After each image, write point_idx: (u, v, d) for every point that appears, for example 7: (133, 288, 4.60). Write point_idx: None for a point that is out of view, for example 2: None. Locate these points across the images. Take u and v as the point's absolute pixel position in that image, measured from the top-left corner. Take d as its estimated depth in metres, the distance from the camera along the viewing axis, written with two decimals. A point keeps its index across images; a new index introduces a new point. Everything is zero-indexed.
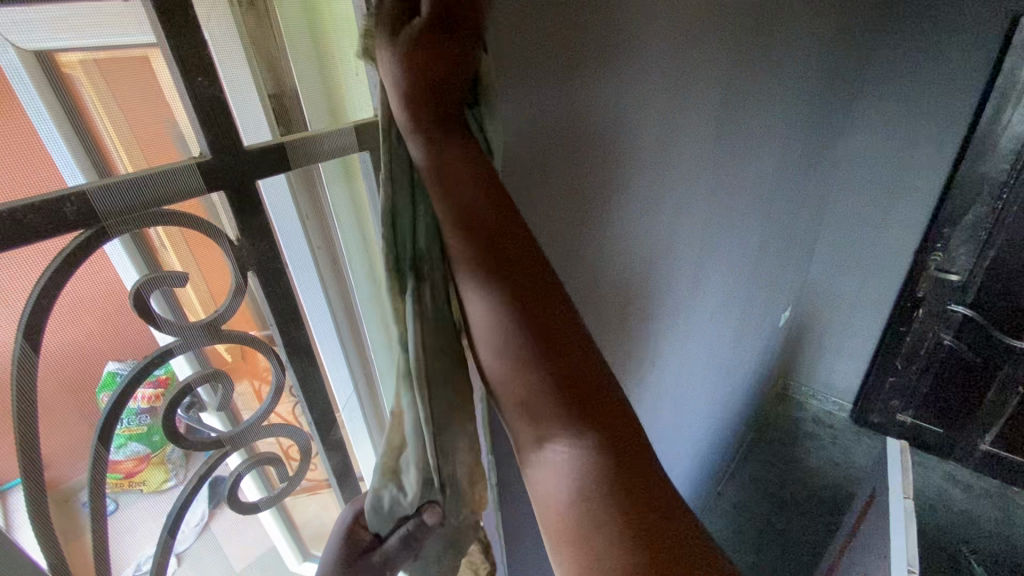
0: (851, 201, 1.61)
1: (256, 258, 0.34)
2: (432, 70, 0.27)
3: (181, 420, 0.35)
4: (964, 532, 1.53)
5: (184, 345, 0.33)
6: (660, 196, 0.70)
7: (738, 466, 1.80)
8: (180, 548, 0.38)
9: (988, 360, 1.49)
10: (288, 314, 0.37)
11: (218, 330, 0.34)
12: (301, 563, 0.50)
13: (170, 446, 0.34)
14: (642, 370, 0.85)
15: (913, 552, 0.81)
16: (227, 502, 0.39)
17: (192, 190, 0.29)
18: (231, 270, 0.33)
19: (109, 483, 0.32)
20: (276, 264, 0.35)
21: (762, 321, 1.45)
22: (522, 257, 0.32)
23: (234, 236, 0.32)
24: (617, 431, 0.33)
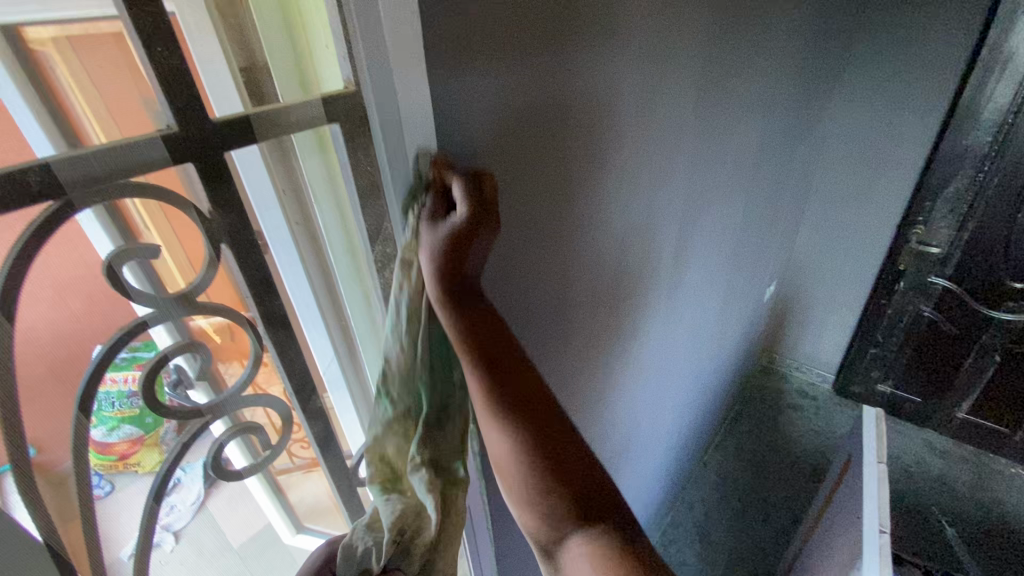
0: (837, 175, 1.62)
1: (228, 231, 0.34)
2: (460, 265, 0.37)
3: (170, 397, 0.36)
4: (940, 495, 1.59)
5: (160, 317, 0.33)
6: (643, 171, 0.71)
7: (723, 437, 1.84)
8: (177, 527, 0.40)
9: (966, 330, 1.53)
10: (264, 287, 0.37)
11: (191, 301, 0.34)
12: (296, 535, 0.52)
13: (162, 428, 0.36)
14: (624, 343, 0.87)
15: (885, 514, 0.84)
16: (218, 474, 0.41)
17: (153, 159, 0.29)
18: (204, 243, 0.34)
19: (103, 464, 0.33)
20: (250, 236, 0.35)
21: (747, 295, 1.48)
22: (531, 391, 0.42)
23: (206, 210, 0.33)
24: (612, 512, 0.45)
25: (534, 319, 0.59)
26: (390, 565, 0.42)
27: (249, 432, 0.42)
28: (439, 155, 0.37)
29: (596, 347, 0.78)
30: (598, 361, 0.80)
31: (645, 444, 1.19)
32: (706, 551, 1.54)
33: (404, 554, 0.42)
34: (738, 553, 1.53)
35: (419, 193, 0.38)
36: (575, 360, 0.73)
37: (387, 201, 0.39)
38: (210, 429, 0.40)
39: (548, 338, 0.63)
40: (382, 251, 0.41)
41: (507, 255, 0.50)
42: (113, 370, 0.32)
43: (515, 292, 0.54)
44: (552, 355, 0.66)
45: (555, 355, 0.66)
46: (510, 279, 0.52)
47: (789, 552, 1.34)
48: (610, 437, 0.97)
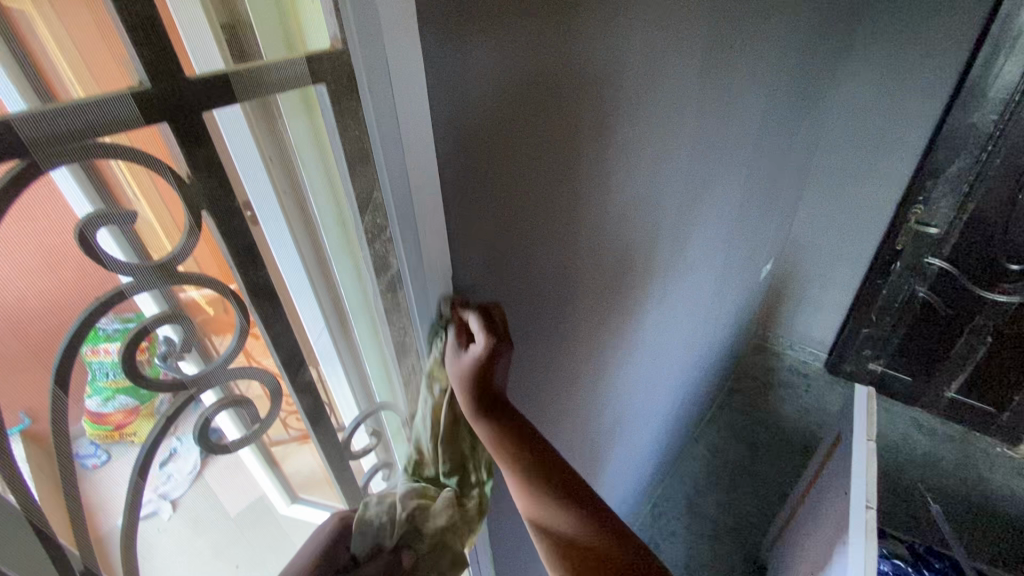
0: (839, 153, 1.60)
1: (207, 197, 0.32)
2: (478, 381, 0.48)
3: (162, 369, 0.34)
4: (925, 472, 1.62)
5: (141, 284, 0.31)
6: (645, 146, 0.69)
7: (714, 414, 1.87)
8: (174, 496, 0.39)
9: (960, 311, 1.54)
10: (249, 258, 0.36)
11: (173, 275, 0.32)
12: (291, 505, 0.50)
13: (157, 398, 0.35)
14: (620, 320, 0.87)
15: (872, 490, 0.86)
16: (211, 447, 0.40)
17: (127, 118, 0.27)
18: (184, 208, 0.31)
19: (98, 433, 0.33)
20: (232, 203, 0.34)
21: (744, 272, 1.47)
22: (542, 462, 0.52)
23: (184, 175, 0.31)
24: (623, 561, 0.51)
25: (529, 294, 0.58)
26: (401, 543, 0.51)
27: (236, 406, 0.40)
28: (456, 298, 0.48)
29: (591, 323, 0.77)
30: (594, 338, 0.80)
31: (638, 420, 1.21)
32: (694, 523, 1.58)
33: (414, 534, 0.51)
34: (726, 525, 1.57)
35: (443, 327, 0.49)
36: (569, 336, 0.72)
37: (377, 168, 0.38)
38: (200, 399, 0.38)
39: (542, 314, 0.63)
40: (372, 222, 0.41)
41: (501, 228, 0.49)
42: (97, 340, 0.31)
43: (509, 267, 0.53)
44: (546, 331, 0.66)
45: (550, 331, 0.66)
46: (504, 254, 0.51)
47: (775, 525, 1.38)
48: (603, 412, 0.98)
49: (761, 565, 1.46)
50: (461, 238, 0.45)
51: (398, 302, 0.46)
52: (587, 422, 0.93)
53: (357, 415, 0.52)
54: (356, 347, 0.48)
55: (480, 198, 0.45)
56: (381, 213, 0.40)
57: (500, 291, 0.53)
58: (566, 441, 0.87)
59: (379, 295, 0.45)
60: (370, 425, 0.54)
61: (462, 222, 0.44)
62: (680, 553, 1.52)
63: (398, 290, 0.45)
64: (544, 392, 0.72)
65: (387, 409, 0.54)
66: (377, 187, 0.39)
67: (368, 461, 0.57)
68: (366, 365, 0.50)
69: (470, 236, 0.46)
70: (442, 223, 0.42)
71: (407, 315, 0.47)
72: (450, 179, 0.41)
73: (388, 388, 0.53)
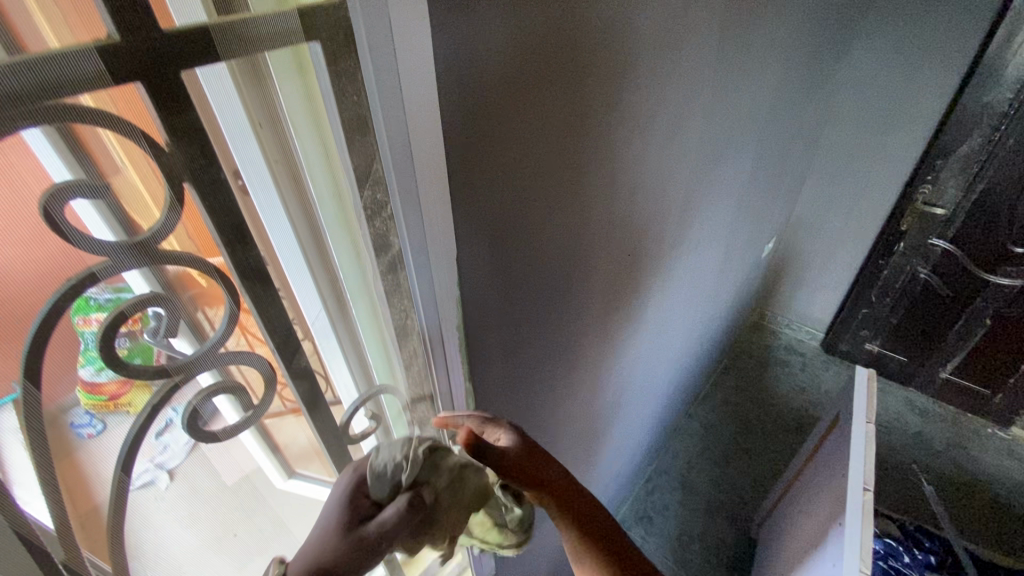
0: (848, 129, 1.56)
1: (189, 168, 0.29)
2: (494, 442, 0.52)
3: (156, 347, 0.33)
4: (916, 452, 1.65)
5: (111, 268, 0.29)
6: (657, 119, 0.66)
7: (710, 391, 1.88)
8: (171, 466, 0.37)
9: (959, 294, 1.53)
10: (239, 236, 0.33)
11: (153, 253, 0.30)
12: (288, 480, 0.49)
13: (151, 369, 0.33)
14: (624, 300, 0.85)
15: (869, 473, 0.86)
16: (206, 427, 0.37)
17: (96, 77, 0.24)
18: (165, 185, 0.29)
19: (92, 402, 0.32)
20: (219, 175, 0.31)
21: (747, 251, 1.45)
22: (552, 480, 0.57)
23: (163, 145, 0.28)
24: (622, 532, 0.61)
25: (534, 275, 0.56)
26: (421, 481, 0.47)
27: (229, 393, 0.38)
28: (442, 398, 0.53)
29: (596, 303, 0.75)
30: (597, 317, 0.78)
31: (637, 397, 1.20)
32: (687, 498, 1.60)
33: (431, 467, 0.48)
34: (717, 501, 1.59)
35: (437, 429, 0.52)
36: (573, 316, 0.70)
37: (377, 138, 0.35)
38: (196, 379, 0.36)
39: (547, 295, 0.61)
40: (371, 198, 0.38)
41: (509, 205, 0.46)
42: (87, 311, 0.29)
43: (515, 246, 0.50)
44: (551, 311, 0.64)
45: (553, 311, 0.64)
46: (512, 233, 0.49)
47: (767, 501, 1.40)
48: (604, 391, 0.97)
49: (751, 539, 1.49)
50: (468, 215, 0.43)
51: (399, 284, 0.44)
52: (587, 401, 0.92)
53: (356, 398, 0.50)
54: (353, 327, 0.46)
55: (487, 173, 0.42)
56: (381, 187, 0.38)
57: (505, 271, 0.51)
58: (566, 420, 0.87)
59: (379, 275, 0.43)
60: (370, 407, 0.53)
61: (468, 199, 0.42)
62: (672, 526, 1.54)
63: (398, 270, 0.43)
64: (546, 373, 0.71)
65: (387, 392, 0.53)
66: (377, 159, 0.36)
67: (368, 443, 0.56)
68: (365, 346, 0.48)
69: (476, 212, 0.43)
70: (448, 199, 0.39)
71: (408, 297, 0.45)
72: (456, 151, 0.38)
73: (389, 370, 0.51)
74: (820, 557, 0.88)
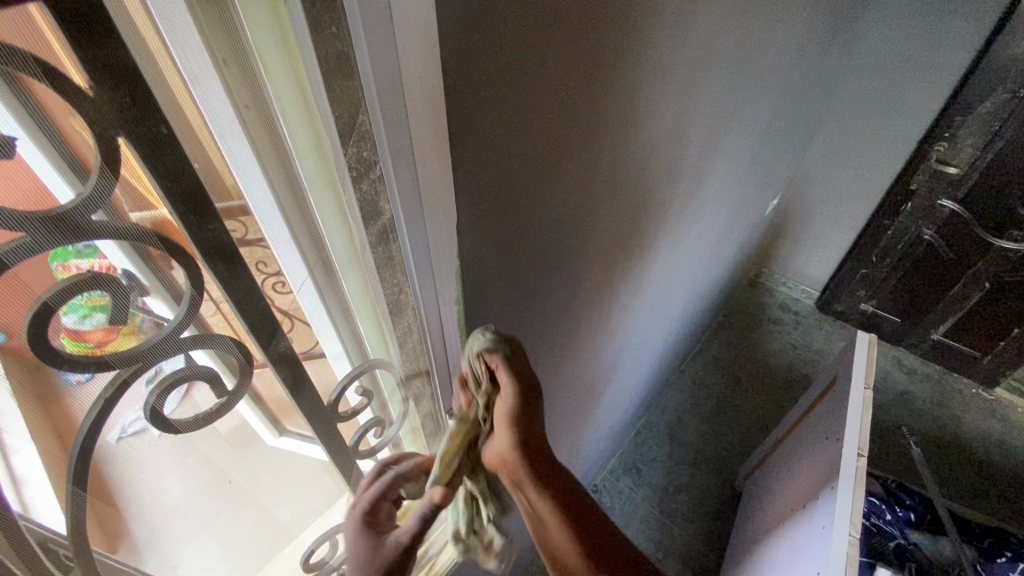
0: (866, 81, 1.47)
1: (122, 118, 0.24)
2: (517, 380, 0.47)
3: (138, 305, 0.30)
4: (900, 411, 1.68)
5: (26, 248, 0.24)
6: (677, 64, 0.59)
7: (703, 347, 1.88)
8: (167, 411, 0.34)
9: (962, 257, 1.50)
10: (193, 204, 0.29)
11: (69, 228, 0.25)
12: (278, 438, 0.46)
13: (140, 317, 0.30)
14: (628, 260, 0.81)
15: (863, 438, 0.87)
16: (193, 390, 0.35)
17: None
18: (95, 147, 0.24)
19: (79, 351, 0.28)
20: (160, 128, 0.26)
21: (752, 208, 1.40)
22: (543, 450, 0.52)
23: (86, 88, 0.22)
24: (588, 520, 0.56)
25: (538, 236, 0.52)
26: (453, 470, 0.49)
27: (199, 381, 0.35)
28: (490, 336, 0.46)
29: (600, 263, 0.72)
30: (598, 279, 0.74)
31: (633, 356, 1.19)
32: (675, 450, 1.64)
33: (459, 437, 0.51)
34: (705, 453, 1.63)
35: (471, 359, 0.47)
36: (576, 276, 0.67)
37: (362, 85, 0.29)
38: (192, 356, 0.34)
39: (551, 255, 0.57)
40: (357, 155, 0.32)
41: (514, 164, 0.42)
42: (65, 257, 0.26)
43: (519, 208, 0.46)
44: (553, 273, 0.60)
45: (553, 276, 0.60)
46: (517, 192, 0.44)
47: (754, 456, 1.43)
48: (603, 350, 0.95)
49: (736, 491, 1.54)
50: (468, 176, 0.38)
51: (391, 257, 0.39)
52: (585, 361, 0.90)
53: (350, 370, 0.47)
54: (344, 296, 0.42)
55: (491, 127, 0.37)
56: (369, 143, 0.31)
57: (508, 235, 0.47)
58: (563, 378, 0.85)
59: (368, 246, 0.38)
60: (365, 380, 0.50)
61: (469, 157, 0.37)
62: (660, 477, 1.59)
63: (391, 242, 0.38)
64: (545, 334, 0.68)
65: (381, 367, 0.50)
66: (363, 110, 0.30)
67: (363, 416, 0.54)
68: (357, 318, 0.44)
69: (478, 171, 0.39)
70: (447, 160, 0.35)
71: (400, 269, 0.41)
72: (456, 102, 0.33)
73: (383, 344, 0.48)
74: (807, 516, 0.90)
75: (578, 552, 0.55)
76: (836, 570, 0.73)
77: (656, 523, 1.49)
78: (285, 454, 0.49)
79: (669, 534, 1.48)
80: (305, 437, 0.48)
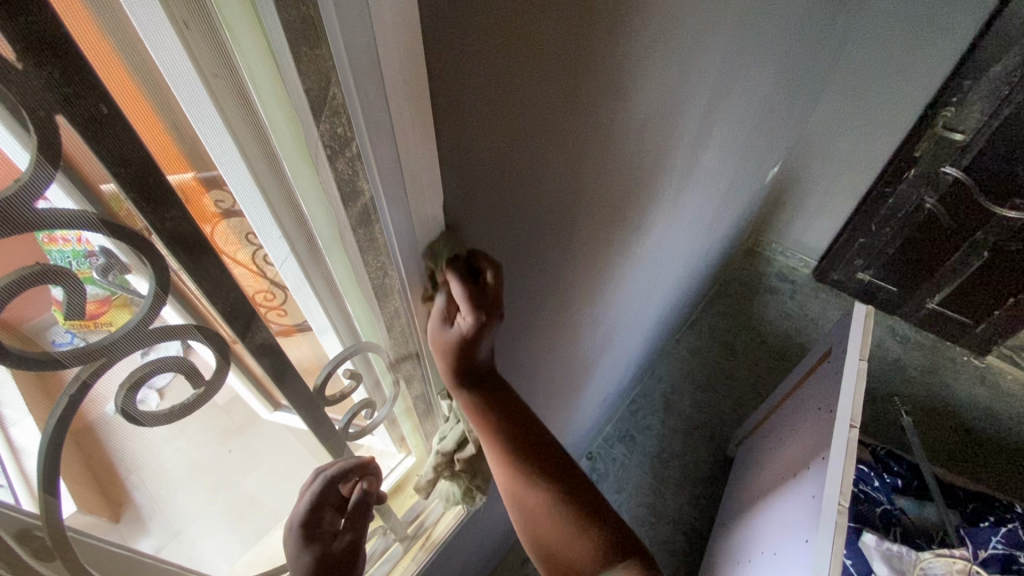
0: (873, 42, 1.42)
1: (56, 96, 0.22)
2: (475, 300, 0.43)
3: (124, 280, 0.29)
4: (892, 379, 1.70)
5: None
6: (679, 23, 0.56)
7: (698, 316, 1.88)
8: (160, 384, 0.34)
9: (962, 227, 1.47)
10: (147, 190, 0.27)
11: (19, 219, 0.24)
12: (273, 413, 0.47)
13: (128, 297, 0.30)
14: (623, 231, 0.80)
15: (857, 410, 0.87)
16: (185, 369, 0.35)
17: None
18: (20, 116, 0.22)
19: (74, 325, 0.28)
20: (100, 107, 0.23)
21: (752, 177, 1.37)
22: (490, 379, 0.55)
23: (14, 61, 0.20)
24: (538, 452, 0.58)
25: (530, 208, 0.51)
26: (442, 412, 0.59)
27: (183, 367, 0.35)
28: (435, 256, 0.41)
29: (592, 235, 0.70)
30: (591, 251, 0.73)
31: (628, 327, 1.19)
32: (670, 418, 1.66)
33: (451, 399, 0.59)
34: (699, 421, 1.65)
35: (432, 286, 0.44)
36: (568, 249, 0.66)
37: (331, 53, 0.26)
38: (187, 344, 0.34)
39: (543, 227, 0.55)
40: (330, 130, 0.30)
41: (506, 136, 0.40)
42: (50, 229, 0.25)
43: (511, 181, 0.44)
44: (545, 244, 0.59)
45: (544, 250, 0.59)
46: (510, 164, 0.42)
47: (746, 424, 1.45)
48: (597, 320, 0.95)
49: (727, 457, 1.57)
50: (458, 148, 0.36)
51: (374, 239, 0.38)
52: (579, 332, 0.90)
53: (340, 350, 0.46)
54: (329, 279, 0.40)
55: (482, 96, 0.35)
56: (342, 119, 0.30)
57: (498, 209, 0.45)
58: (555, 349, 0.85)
59: (350, 228, 0.36)
60: (357, 362, 0.49)
61: (456, 129, 0.34)
62: (653, 444, 1.61)
63: (372, 223, 0.37)
64: (536, 306, 0.67)
65: (374, 350, 0.49)
66: (334, 82, 0.28)
67: (356, 395, 0.53)
68: (346, 298, 0.43)
69: (466, 144, 0.36)
70: (433, 134, 0.32)
71: (384, 252, 0.39)
72: (443, 75, 0.31)
73: (373, 327, 0.47)
74: (798, 484, 0.92)
75: (530, 482, 0.57)
76: (824, 539, 0.75)
77: (649, 489, 1.53)
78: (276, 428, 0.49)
79: (662, 499, 1.51)
80: (297, 415, 0.48)
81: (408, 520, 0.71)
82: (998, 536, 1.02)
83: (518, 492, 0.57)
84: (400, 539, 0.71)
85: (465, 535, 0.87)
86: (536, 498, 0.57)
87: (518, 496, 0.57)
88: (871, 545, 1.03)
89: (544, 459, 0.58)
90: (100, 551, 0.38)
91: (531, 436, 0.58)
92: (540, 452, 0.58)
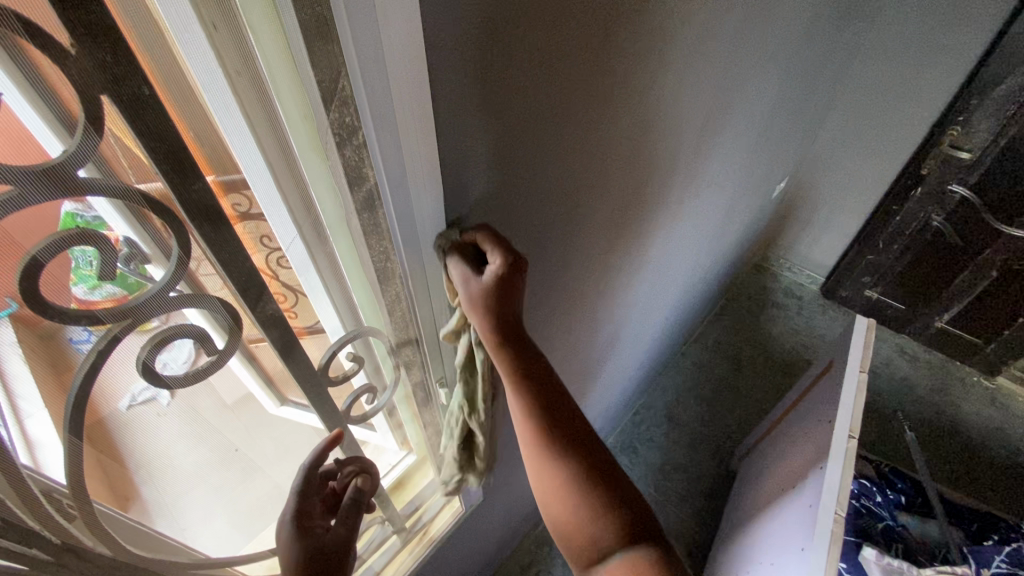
0: (880, 62, 1.44)
1: (101, 74, 0.24)
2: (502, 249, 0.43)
3: (140, 268, 0.32)
4: (899, 398, 1.68)
5: (17, 201, 0.25)
6: (678, 39, 0.58)
7: (704, 330, 1.88)
8: (172, 370, 0.36)
9: (970, 245, 1.47)
10: (178, 166, 0.29)
11: (58, 189, 0.26)
12: (280, 407, 0.49)
13: (148, 286, 0.32)
14: (625, 241, 0.81)
15: (855, 421, 0.87)
16: (199, 347, 0.37)
17: None
18: (76, 97, 0.24)
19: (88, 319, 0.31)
20: (143, 89, 0.26)
21: (756, 193, 1.38)
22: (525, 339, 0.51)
23: (70, 46, 0.23)
24: (563, 416, 0.55)
25: (532, 206, 0.52)
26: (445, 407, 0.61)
27: (194, 347, 0.37)
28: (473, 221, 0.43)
29: (599, 241, 0.72)
30: (597, 256, 0.75)
31: (631, 338, 1.20)
32: (673, 431, 1.66)
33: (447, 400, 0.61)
34: (702, 435, 1.64)
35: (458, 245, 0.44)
36: (573, 252, 0.67)
37: (344, 50, 0.29)
38: (194, 323, 0.36)
39: (548, 227, 0.57)
40: (339, 121, 0.32)
41: (507, 125, 0.41)
42: (74, 226, 0.28)
43: (511, 177, 0.46)
44: (548, 245, 0.60)
45: (548, 251, 0.61)
46: (511, 158, 0.44)
47: (750, 438, 1.44)
48: (602, 326, 0.97)
49: (730, 472, 1.56)
50: (457, 139, 0.38)
51: (377, 223, 0.40)
52: (583, 337, 0.91)
53: (343, 334, 0.49)
54: (336, 262, 0.43)
55: (483, 92, 0.37)
56: (350, 108, 0.32)
57: (499, 205, 0.47)
58: (559, 352, 0.86)
59: (355, 212, 0.39)
60: (359, 346, 0.52)
61: (455, 116, 0.36)
62: (656, 457, 1.61)
63: (376, 207, 0.39)
64: (540, 307, 0.69)
65: (375, 335, 0.52)
66: (346, 74, 0.30)
67: (357, 380, 0.55)
68: (349, 281, 0.45)
69: (463, 133, 0.38)
70: (432, 123, 0.34)
71: (388, 236, 0.42)
72: (445, 80, 0.33)
73: (375, 312, 0.49)
74: (797, 497, 0.91)
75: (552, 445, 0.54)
76: (820, 550, 0.75)
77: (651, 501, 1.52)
78: (286, 424, 0.51)
79: (663, 511, 1.51)
80: (309, 410, 0.51)
81: (405, 513, 0.73)
82: (1002, 556, 1.01)
83: (540, 459, 0.55)
84: (398, 531, 0.73)
85: (462, 534, 0.87)
86: (558, 464, 0.54)
87: (541, 460, 0.54)
88: (870, 559, 1.01)
89: (569, 427, 0.55)
90: (112, 520, 0.40)
91: (558, 403, 0.55)
92: (564, 416, 0.55)
